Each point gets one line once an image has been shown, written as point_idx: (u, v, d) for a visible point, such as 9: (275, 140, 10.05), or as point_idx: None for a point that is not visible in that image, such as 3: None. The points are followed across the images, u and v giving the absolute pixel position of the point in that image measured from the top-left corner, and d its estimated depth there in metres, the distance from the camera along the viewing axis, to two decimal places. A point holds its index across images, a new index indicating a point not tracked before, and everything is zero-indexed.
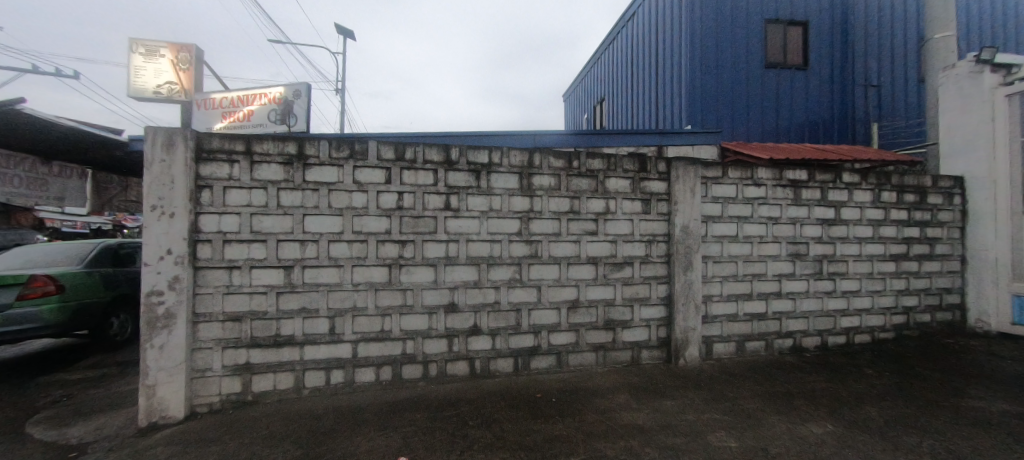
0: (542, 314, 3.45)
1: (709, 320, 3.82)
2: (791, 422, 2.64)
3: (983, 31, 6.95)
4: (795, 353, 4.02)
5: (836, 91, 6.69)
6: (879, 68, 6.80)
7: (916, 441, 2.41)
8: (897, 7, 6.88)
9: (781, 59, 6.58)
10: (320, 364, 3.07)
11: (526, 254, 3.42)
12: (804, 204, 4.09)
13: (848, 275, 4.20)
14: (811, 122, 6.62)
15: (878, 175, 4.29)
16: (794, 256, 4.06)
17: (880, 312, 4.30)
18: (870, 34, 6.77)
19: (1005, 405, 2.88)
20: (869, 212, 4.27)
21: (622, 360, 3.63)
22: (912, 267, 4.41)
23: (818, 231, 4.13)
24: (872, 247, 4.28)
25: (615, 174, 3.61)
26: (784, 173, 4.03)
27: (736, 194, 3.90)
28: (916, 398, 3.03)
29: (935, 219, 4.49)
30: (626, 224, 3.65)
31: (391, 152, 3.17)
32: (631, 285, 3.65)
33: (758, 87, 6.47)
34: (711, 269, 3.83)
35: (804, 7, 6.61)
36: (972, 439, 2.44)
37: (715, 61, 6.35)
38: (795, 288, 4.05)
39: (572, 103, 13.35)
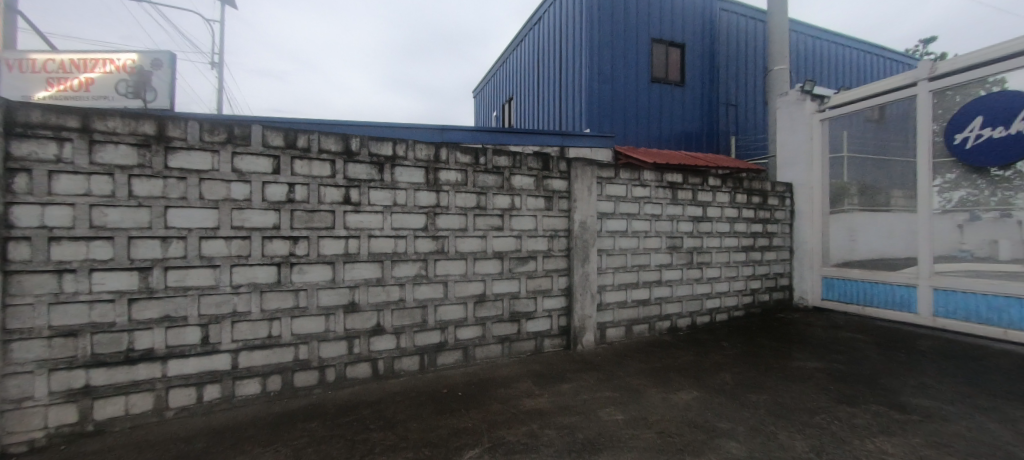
0: (448, 310, 3.44)
1: (603, 308, 4.18)
2: (666, 392, 3.02)
3: (806, 67, 8.68)
4: (672, 333, 4.60)
5: (704, 106, 7.76)
6: (736, 90, 8.06)
7: (757, 398, 2.94)
8: (750, 39, 8.20)
9: (663, 75, 7.42)
10: (190, 379, 2.67)
11: (432, 250, 3.37)
12: (679, 203, 4.68)
13: (711, 264, 4.93)
14: (686, 132, 7.59)
15: (734, 179, 5.10)
16: (671, 249, 4.63)
17: (735, 294, 5.14)
18: (730, 61, 8.00)
19: (815, 363, 3.65)
20: (727, 211, 5.06)
21: (526, 350, 3.80)
22: (757, 256, 5.34)
23: (689, 227, 4.76)
24: (729, 240, 5.07)
25: (520, 172, 3.73)
26: (664, 176, 4.56)
27: (626, 193, 4.32)
28: (757, 363, 3.69)
29: (773, 217, 5.47)
30: (530, 220, 3.80)
31: (280, 138, 2.86)
32: (535, 278, 3.82)
33: (645, 98, 7.21)
34: (604, 261, 4.19)
35: (682, 31, 7.53)
36: (794, 391, 3.06)
37: (610, 71, 6.92)
38: (672, 276, 4.63)
39: (480, 100, 13.47)
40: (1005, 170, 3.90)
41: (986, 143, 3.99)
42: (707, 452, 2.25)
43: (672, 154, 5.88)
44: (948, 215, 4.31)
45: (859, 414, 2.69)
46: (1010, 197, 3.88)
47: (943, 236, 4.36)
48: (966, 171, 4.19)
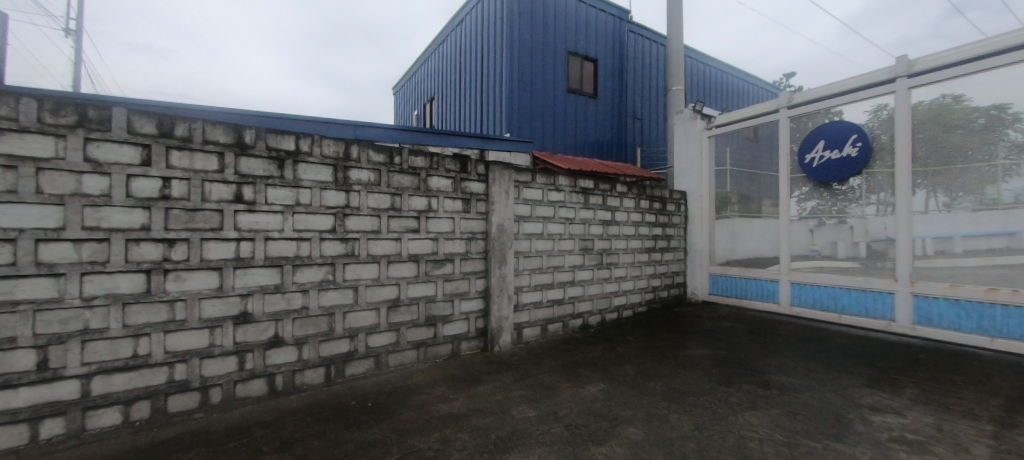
0: (359, 317, 3.25)
1: (520, 308, 4.28)
2: (575, 387, 3.18)
3: (696, 89, 9.82)
4: (584, 330, 4.86)
5: (614, 118, 8.35)
6: (641, 105, 8.80)
7: (654, 385, 3.23)
8: (653, 59, 9.02)
9: (577, 86, 7.84)
10: (20, 414, 2.18)
11: (341, 253, 3.15)
12: (590, 208, 4.97)
13: (619, 264, 5.31)
14: (597, 141, 8.10)
15: (638, 187, 5.55)
16: (583, 250, 4.89)
17: (638, 292, 5.59)
18: (636, 78, 8.72)
19: (703, 351, 4.12)
20: (632, 216, 5.49)
21: (442, 354, 3.73)
22: (657, 256, 5.87)
23: (599, 230, 5.08)
24: (633, 242, 5.51)
25: (437, 173, 3.67)
26: (577, 181, 4.82)
27: (542, 197, 4.47)
28: (656, 353, 4.05)
29: (670, 222, 6.07)
30: (447, 223, 3.75)
31: (152, 125, 2.47)
32: (452, 281, 3.78)
33: (561, 107, 7.55)
34: (521, 263, 4.29)
35: (595, 47, 8.03)
36: (685, 377, 3.42)
37: (529, 79, 7.12)
38: (584, 277, 4.90)
39: (400, 98, 13.03)
40: (842, 184, 4.77)
41: (827, 163, 4.84)
42: (609, 439, 2.41)
43: (584, 161, 6.24)
44: (802, 221, 5.15)
45: (734, 393, 3.09)
46: (845, 206, 4.75)
47: (798, 239, 5.19)
48: (815, 185, 5.04)
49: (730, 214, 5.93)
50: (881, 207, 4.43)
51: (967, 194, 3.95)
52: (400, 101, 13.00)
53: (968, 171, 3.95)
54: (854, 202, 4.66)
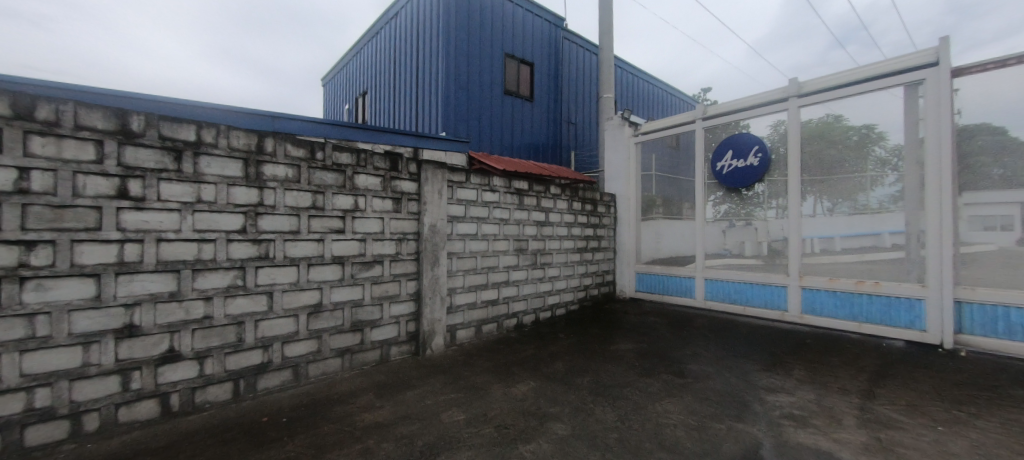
0: (274, 325, 2.99)
1: (453, 310, 4.21)
2: (506, 387, 3.20)
3: (625, 97, 10.40)
4: (518, 329, 4.91)
5: (549, 122, 8.56)
6: (574, 110, 9.11)
7: (582, 380, 3.35)
8: (585, 67, 9.38)
9: (514, 89, 7.93)
10: None
11: (252, 255, 2.88)
12: (525, 209, 5.04)
13: (552, 263, 5.44)
14: (533, 143, 8.25)
15: (570, 189, 5.74)
16: (517, 251, 4.95)
17: (571, 290, 5.77)
18: (570, 84, 9.01)
19: (629, 345, 4.35)
20: (565, 217, 5.66)
21: (370, 361, 3.56)
22: (589, 256, 6.12)
23: (533, 231, 5.17)
24: (566, 242, 5.68)
25: (365, 171, 3.50)
26: (512, 182, 4.86)
27: (476, 198, 4.45)
28: (586, 349, 4.20)
29: (601, 223, 6.35)
30: (376, 223, 3.59)
31: (7, 106, 2.10)
32: (380, 284, 3.62)
33: (497, 108, 7.58)
34: (454, 264, 4.23)
35: (531, 51, 8.17)
36: (611, 370, 3.59)
37: (465, 78, 7.06)
38: (518, 277, 4.95)
39: (329, 90, 12.30)
40: (750, 190, 5.29)
41: (735, 170, 5.36)
42: (536, 437, 2.45)
43: (520, 163, 6.32)
44: (716, 223, 5.63)
45: (653, 383, 3.30)
46: (751, 210, 5.28)
47: (713, 238, 5.66)
48: (726, 191, 5.55)
49: (655, 215, 6.34)
50: (780, 210, 4.98)
51: (843, 200, 4.57)
52: (329, 93, 12.28)
53: (844, 181, 4.55)
54: (758, 207, 5.21)
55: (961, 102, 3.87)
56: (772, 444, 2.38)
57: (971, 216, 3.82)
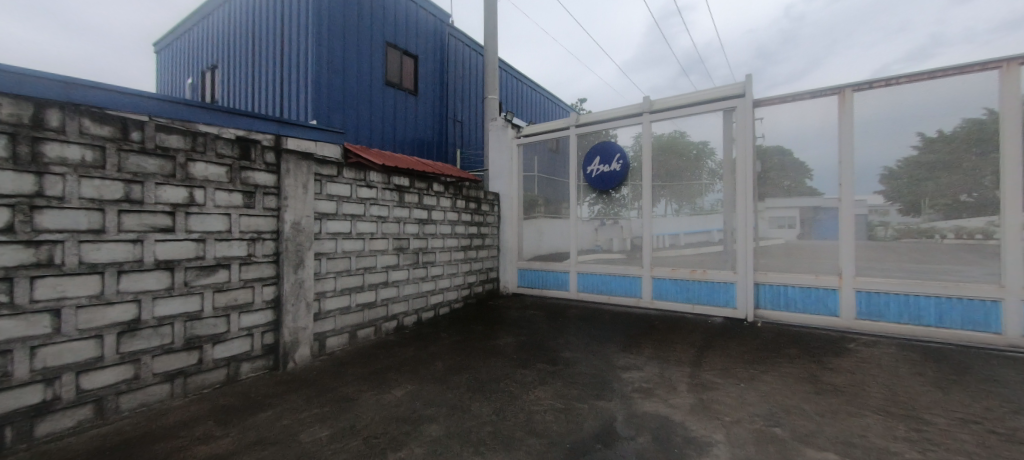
0: (66, 350, 2.35)
1: (322, 317, 3.82)
2: (380, 394, 3.02)
3: (508, 100, 10.75)
4: (398, 332, 4.69)
5: (435, 118, 8.37)
6: (461, 108, 9.07)
7: (460, 378, 3.35)
8: (472, 66, 9.42)
9: (397, 81, 7.55)
10: None
11: (25, 262, 2.22)
12: (405, 206, 4.85)
13: (435, 262, 5.34)
14: (418, 138, 7.97)
15: (454, 187, 5.70)
16: (398, 250, 4.73)
17: (455, 288, 5.74)
18: (456, 82, 8.95)
19: (510, 339, 4.49)
20: (448, 215, 5.60)
21: (213, 382, 3.03)
22: (473, 253, 6.17)
23: (415, 229, 5.00)
24: (450, 240, 5.62)
25: (205, 158, 2.95)
26: (391, 178, 4.63)
27: (350, 194, 4.12)
28: (467, 347, 4.22)
29: (485, 221, 6.47)
30: (220, 220, 3.06)
31: None
32: (227, 291, 3.10)
33: (378, 100, 7.15)
34: (324, 266, 3.84)
35: (415, 43, 7.88)
36: (491, 365, 3.67)
37: (340, 63, 6.49)
38: (398, 277, 4.74)
39: (163, 58, 10.18)
40: (616, 192, 5.90)
41: (602, 174, 5.95)
42: (408, 442, 2.36)
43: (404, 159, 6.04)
44: (591, 221, 6.16)
45: (529, 373, 3.47)
46: (618, 210, 5.89)
47: (586, 235, 6.17)
48: (596, 194, 6.10)
49: (538, 214, 6.66)
50: (640, 211, 5.65)
51: (685, 203, 5.39)
52: (164, 62, 10.16)
53: (687, 185, 5.36)
54: (623, 208, 5.84)
55: (763, 129, 4.91)
56: (624, 416, 2.69)
57: (769, 217, 4.87)
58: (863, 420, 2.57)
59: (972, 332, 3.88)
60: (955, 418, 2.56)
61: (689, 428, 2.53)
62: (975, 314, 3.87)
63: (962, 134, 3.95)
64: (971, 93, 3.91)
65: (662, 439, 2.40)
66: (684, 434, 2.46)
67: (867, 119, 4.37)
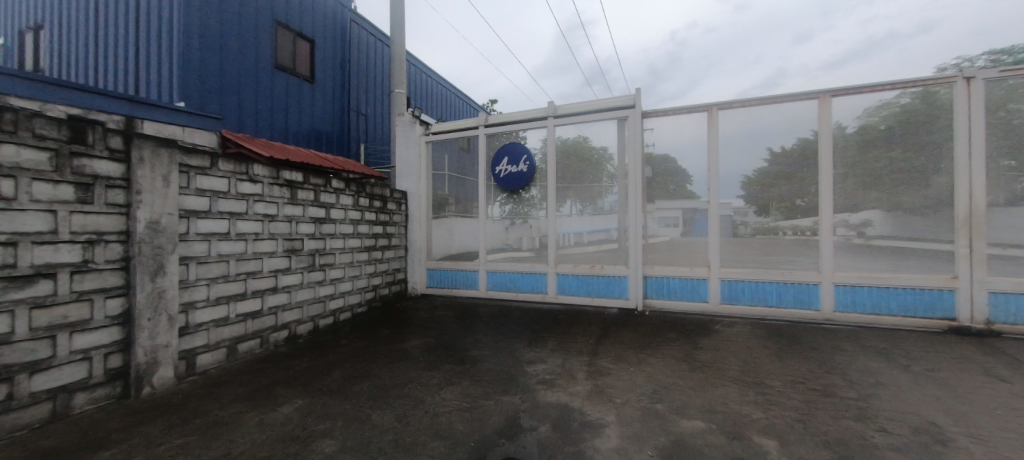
0: None
1: (191, 331, 3.30)
2: (264, 413, 2.71)
3: (417, 96, 10.43)
4: (290, 342, 4.25)
5: (335, 109, 7.73)
6: (366, 101, 8.51)
7: (360, 387, 3.15)
8: (378, 56, 8.91)
9: (289, 65, 6.82)
10: None
11: None
12: (298, 203, 4.41)
13: (334, 265, 4.95)
14: (316, 129, 7.32)
15: (357, 184, 5.35)
16: (289, 252, 4.29)
17: (358, 292, 5.39)
18: (360, 72, 8.37)
19: (418, 341, 4.35)
20: (350, 213, 5.23)
21: (33, 421, 2.45)
22: (378, 254, 5.85)
23: (310, 229, 4.58)
24: (352, 241, 5.26)
25: (15, 139, 2.38)
26: (280, 173, 4.18)
27: (227, 188, 3.63)
28: (371, 353, 3.98)
29: (391, 220, 6.18)
30: (41, 218, 2.48)
31: None
32: (53, 307, 2.52)
33: (265, 85, 6.39)
34: (193, 271, 3.32)
35: (312, 26, 7.21)
36: (396, 370, 3.51)
37: (216, 40, 5.68)
38: (290, 282, 4.29)
39: None
40: (524, 192, 6.07)
41: (510, 174, 6.08)
42: None
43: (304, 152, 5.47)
44: (501, 221, 6.22)
45: (436, 375, 3.39)
46: (527, 210, 6.05)
47: (496, 234, 6.23)
48: (506, 194, 6.20)
49: (448, 213, 6.56)
50: (547, 211, 5.89)
51: (587, 204, 5.74)
52: None
53: (589, 187, 5.71)
54: (532, 208, 6.02)
55: (653, 138, 5.44)
56: (527, 408, 2.77)
57: (658, 217, 5.42)
58: (725, 390, 2.99)
59: (802, 311, 4.74)
60: (791, 381, 3.10)
61: (586, 413, 2.70)
62: (805, 295, 4.74)
63: (797, 150, 4.81)
64: (803, 116, 4.79)
65: (561, 426, 2.52)
66: (580, 419, 2.62)
67: (730, 134, 5.12)
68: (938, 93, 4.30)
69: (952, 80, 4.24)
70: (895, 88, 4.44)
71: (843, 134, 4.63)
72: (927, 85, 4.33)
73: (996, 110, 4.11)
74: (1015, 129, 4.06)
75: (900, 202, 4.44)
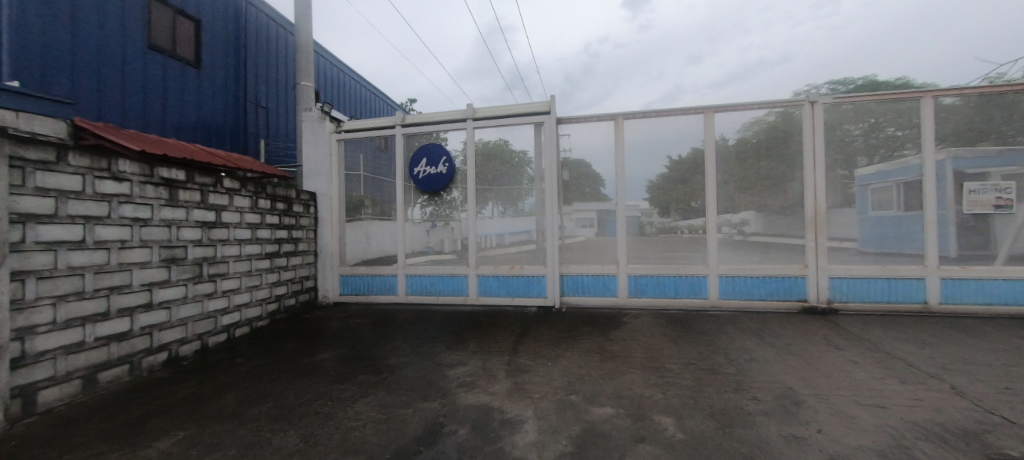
0: None
1: (30, 362, 2.72)
2: (135, 451, 2.33)
3: (327, 91, 9.75)
4: (170, 365, 3.70)
5: (229, 101, 6.89)
6: (266, 93, 7.71)
7: (259, 409, 2.85)
8: (280, 44, 8.14)
9: (168, 47, 5.93)
10: None
11: None
12: (179, 205, 3.86)
13: (227, 275, 4.42)
14: (205, 122, 6.46)
15: (255, 184, 4.84)
16: (168, 261, 3.74)
17: (258, 304, 4.87)
18: (259, 61, 7.56)
19: (329, 353, 4.06)
20: (246, 217, 4.71)
21: None
22: (282, 261, 5.34)
23: (196, 235, 4.03)
24: (249, 247, 4.74)
25: None
26: (156, 170, 3.62)
27: (83, 188, 3.06)
28: (274, 370, 3.62)
29: (298, 224, 5.69)
30: None
31: None
32: None
33: (135, 69, 5.50)
34: (33, 289, 2.74)
35: (197, 4, 6.34)
36: (303, 386, 3.24)
37: (62, 12, 4.76)
38: (170, 296, 3.74)
39: None
40: (444, 194, 5.98)
41: (428, 176, 5.95)
42: None
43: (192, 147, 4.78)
44: (421, 223, 6.04)
45: (349, 388, 3.20)
46: (449, 212, 5.97)
47: (415, 237, 6.06)
48: (426, 196, 6.05)
49: (363, 216, 6.23)
50: (467, 214, 5.87)
51: (508, 206, 5.83)
52: None
53: (509, 189, 5.81)
54: (453, 211, 5.95)
55: (569, 144, 5.71)
56: (446, 413, 2.73)
57: (575, 218, 5.70)
58: (630, 376, 3.23)
59: (696, 300, 5.31)
60: (686, 364, 3.46)
61: (505, 411, 2.74)
62: (698, 286, 5.32)
63: (690, 158, 5.40)
64: (693, 128, 5.40)
65: (481, 427, 2.53)
66: (500, 417, 2.65)
67: (635, 141, 5.58)
68: (795, 113, 5.11)
69: (804, 103, 5.07)
70: (763, 107, 5.19)
71: (726, 145, 5.30)
72: (787, 106, 5.13)
73: (835, 129, 5.01)
74: (847, 145, 4.98)
75: (768, 204, 5.20)
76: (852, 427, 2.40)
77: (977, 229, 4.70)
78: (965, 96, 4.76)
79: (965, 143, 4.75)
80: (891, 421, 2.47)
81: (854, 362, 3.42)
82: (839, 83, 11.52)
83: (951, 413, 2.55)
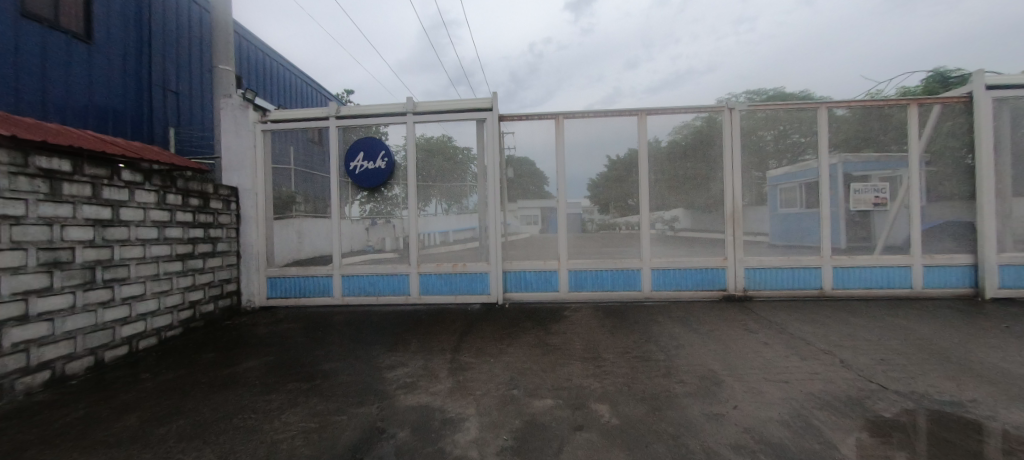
0: None
1: None
2: None
3: (251, 77, 8.97)
4: (55, 386, 3.21)
5: (129, 83, 6.09)
6: (176, 75, 6.91)
7: (169, 427, 2.57)
8: (193, 22, 7.33)
9: (50, 17, 5.11)
10: None
11: None
12: (64, 200, 3.34)
13: (129, 280, 3.92)
14: (98, 105, 5.66)
15: (162, 176, 4.32)
16: (51, 266, 3.23)
17: (167, 312, 4.37)
18: (167, 40, 6.76)
19: (253, 362, 3.74)
20: (152, 214, 4.20)
21: None
22: (197, 264, 4.83)
23: (87, 235, 3.52)
24: (155, 248, 4.23)
25: None
26: (32, 159, 3.11)
27: None
28: (186, 385, 3.26)
29: (216, 221, 5.18)
30: None
31: None
32: None
33: (5, 39, 4.67)
34: None
35: None
36: (223, 399, 2.97)
37: None
38: (53, 306, 3.23)
39: None
40: (383, 190, 5.77)
41: (366, 171, 5.70)
42: None
43: (82, 133, 4.17)
44: (359, 221, 5.78)
45: (276, 397, 2.97)
46: (390, 209, 5.76)
47: (352, 235, 5.78)
48: (365, 192, 5.80)
49: (294, 213, 5.82)
50: (409, 211, 5.70)
51: (452, 203, 5.75)
52: None
53: (452, 186, 5.73)
54: (394, 208, 5.75)
55: (513, 141, 5.74)
56: (384, 416, 2.63)
57: (519, 215, 5.76)
58: (570, 367, 3.33)
59: (631, 292, 5.60)
60: (621, 353, 3.63)
61: (446, 410, 2.70)
62: (632, 279, 5.60)
63: (626, 159, 5.68)
64: (627, 130, 5.68)
65: (421, 428, 2.47)
66: (441, 416, 2.61)
67: (576, 141, 5.75)
68: (717, 119, 5.56)
69: (726, 109, 5.52)
70: (690, 112, 5.59)
71: (658, 146, 5.64)
72: (711, 112, 5.56)
73: (751, 134, 5.51)
74: (761, 149, 5.51)
75: (694, 202, 5.59)
76: (763, 401, 2.66)
77: (862, 224, 5.43)
78: (851, 109, 5.47)
79: (852, 149, 5.44)
80: (794, 394, 2.77)
81: (764, 344, 3.79)
82: (754, 93, 12.71)
83: (841, 383, 2.91)
